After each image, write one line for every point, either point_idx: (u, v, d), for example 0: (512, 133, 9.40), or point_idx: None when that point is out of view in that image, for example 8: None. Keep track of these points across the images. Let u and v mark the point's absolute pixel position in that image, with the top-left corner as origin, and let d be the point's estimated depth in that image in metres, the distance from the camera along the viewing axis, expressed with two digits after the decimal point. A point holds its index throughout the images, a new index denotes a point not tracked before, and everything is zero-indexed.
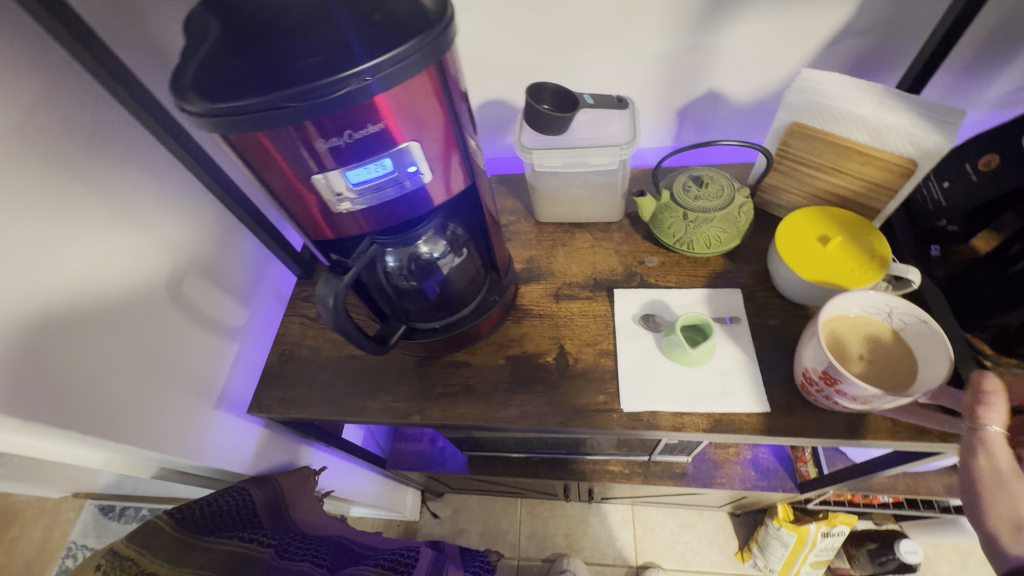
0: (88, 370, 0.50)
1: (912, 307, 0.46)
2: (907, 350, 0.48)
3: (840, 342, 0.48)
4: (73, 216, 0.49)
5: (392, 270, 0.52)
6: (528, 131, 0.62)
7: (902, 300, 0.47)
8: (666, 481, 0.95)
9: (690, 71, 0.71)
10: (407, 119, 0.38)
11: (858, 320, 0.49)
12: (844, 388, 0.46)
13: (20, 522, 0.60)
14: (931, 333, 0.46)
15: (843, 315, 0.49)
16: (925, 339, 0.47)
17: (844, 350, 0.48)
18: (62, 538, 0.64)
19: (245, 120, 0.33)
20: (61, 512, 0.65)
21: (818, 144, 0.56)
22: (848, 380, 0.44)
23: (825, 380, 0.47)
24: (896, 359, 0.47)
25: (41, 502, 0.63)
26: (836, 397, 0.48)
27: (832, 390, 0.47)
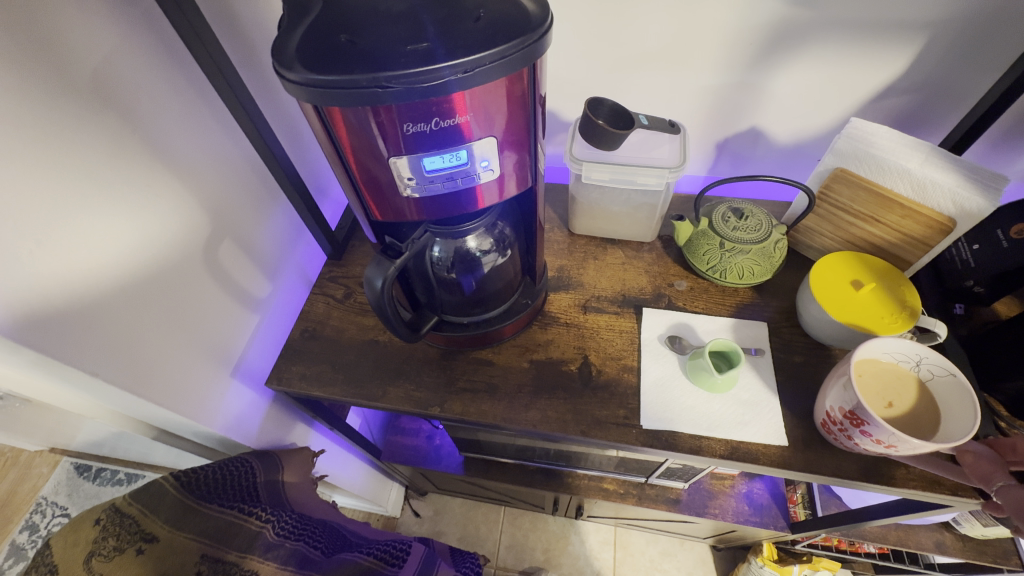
0: (126, 321, 0.48)
1: (941, 360, 0.49)
2: (932, 401, 0.50)
3: (870, 385, 0.50)
4: (134, 167, 0.48)
5: (437, 259, 0.53)
6: (579, 143, 0.63)
7: (931, 351, 0.49)
8: (659, 505, 0.95)
9: (737, 107, 0.72)
10: (492, 114, 0.39)
11: (887, 365, 0.51)
12: (869, 429, 0.47)
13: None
14: (958, 387, 0.48)
15: (874, 358, 0.52)
16: (952, 393, 0.49)
17: (873, 393, 0.50)
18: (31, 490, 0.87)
19: (344, 95, 0.35)
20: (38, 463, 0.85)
21: (860, 192, 0.58)
22: (875, 421, 0.46)
23: (851, 420, 0.48)
24: (921, 408, 0.49)
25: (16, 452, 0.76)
26: (858, 438, 0.49)
27: (856, 430, 0.48)
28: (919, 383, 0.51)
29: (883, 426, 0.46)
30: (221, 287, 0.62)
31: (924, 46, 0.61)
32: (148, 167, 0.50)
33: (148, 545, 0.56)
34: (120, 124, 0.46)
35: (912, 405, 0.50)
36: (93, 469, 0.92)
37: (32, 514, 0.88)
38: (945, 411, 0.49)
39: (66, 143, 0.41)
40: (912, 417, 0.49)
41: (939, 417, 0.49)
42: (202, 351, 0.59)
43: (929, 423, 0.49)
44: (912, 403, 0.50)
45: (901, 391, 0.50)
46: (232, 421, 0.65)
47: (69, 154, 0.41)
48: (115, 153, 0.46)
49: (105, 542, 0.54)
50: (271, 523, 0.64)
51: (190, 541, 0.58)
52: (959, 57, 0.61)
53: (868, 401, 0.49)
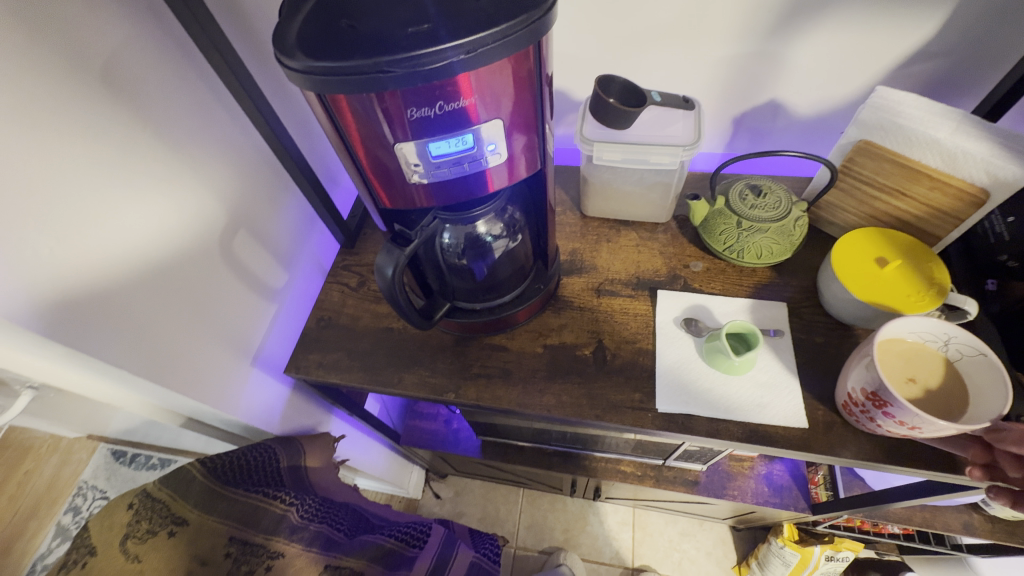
0: (145, 313, 0.49)
1: (973, 341, 0.47)
2: (959, 380, 0.48)
3: (894, 365, 0.48)
4: (146, 161, 0.48)
5: (447, 246, 0.52)
6: (590, 122, 0.62)
7: (961, 330, 0.47)
8: (677, 487, 0.95)
9: (755, 78, 0.70)
10: (499, 96, 0.38)
11: (912, 344, 0.50)
12: (893, 411, 0.46)
13: (32, 457, 0.76)
14: (989, 368, 0.46)
15: (899, 338, 0.50)
16: (983, 374, 0.47)
17: (898, 374, 0.48)
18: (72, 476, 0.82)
19: (344, 82, 0.34)
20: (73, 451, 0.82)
21: (886, 164, 0.56)
22: (899, 402, 0.45)
23: (873, 401, 0.47)
24: (948, 388, 0.48)
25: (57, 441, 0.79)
26: (881, 419, 0.48)
27: (879, 411, 0.47)
28: (947, 363, 0.49)
29: (906, 408, 0.44)
30: (237, 277, 0.63)
31: (957, 6, 0.57)
32: (161, 161, 0.50)
33: (179, 528, 0.58)
34: (130, 119, 0.46)
35: (938, 385, 0.48)
36: (131, 454, 0.90)
37: (74, 497, 0.84)
38: (974, 392, 0.47)
39: (78, 142, 0.41)
40: (939, 399, 0.47)
41: (967, 397, 0.47)
42: (222, 341, 0.60)
43: (957, 404, 0.47)
44: (939, 383, 0.48)
45: (927, 372, 0.49)
46: (254, 408, 0.67)
47: (82, 152, 0.42)
48: (127, 149, 0.46)
49: (139, 525, 0.57)
50: (295, 506, 0.65)
51: (219, 525, 0.60)
52: (996, 16, 0.57)
53: (893, 383, 0.48)
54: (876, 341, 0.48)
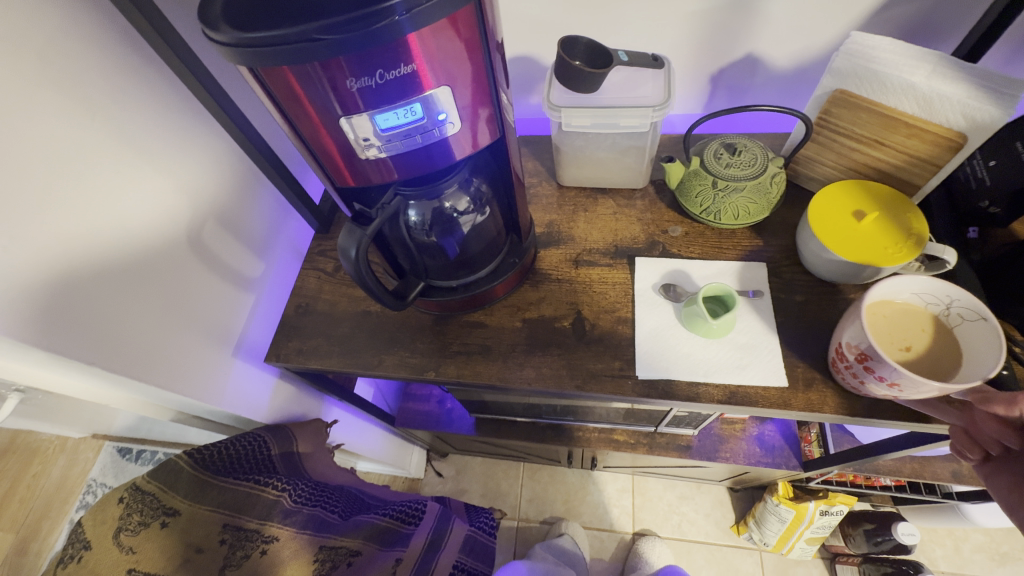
0: (114, 308, 0.48)
1: (973, 304, 0.46)
2: (954, 343, 0.47)
3: (886, 324, 0.48)
4: (101, 152, 0.46)
5: (414, 224, 0.51)
6: (557, 88, 0.59)
7: (964, 293, 0.46)
8: (670, 452, 0.96)
9: (730, 32, 0.67)
10: (447, 61, 0.37)
11: (910, 305, 0.49)
12: (875, 367, 0.46)
13: (40, 459, 0.85)
14: (987, 333, 0.45)
15: (897, 298, 0.49)
16: (980, 338, 0.46)
17: (888, 333, 0.48)
18: (80, 475, 0.89)
19: (276, 53, 0.33)
20: (78, 451, 0.89)
21: (862, 113, 0.54)
22: (883, 358, 0.44)
23: (859, 357, 0.47)
24: (941, 350, 0.47)
25: (60, 442, 0.87)
26: (865, 377, 0.48)
27: (863, 369, 0.47)
28: (944, 326, 0.48)
29: (888, 366, 0.44)
30: (210, 269, 0.61)
31: None
32: (116, 153, 0.48)
33: (171, 519, 0.59)
34: (78, 110, 0.44)
35: (930, 347, 0.47)
36: (135, 450, 0.92)
37: (85, 494, 0.90)
38: (967, 357, 0.46)
39: (26, 139, 0.40)
40: (929, 360, 0.47)
41: (959, 361, 0.47)
42: (199, 333, 0.60)
43: (948, 368, 0.46)
44: (931, 344, 0.47)
45: (921, 333, 0.48)
46: (239, 398, 0.67)
47: (31, 148, 0.40)
48: (79, 142, 0.44)
49: (131, 518, 0.57)
50: (287, 491, 0.66)
51: (211, 513, 0.60)
52: None
53: (882, 342, 0.48)
54: (868, 299, 0.48)
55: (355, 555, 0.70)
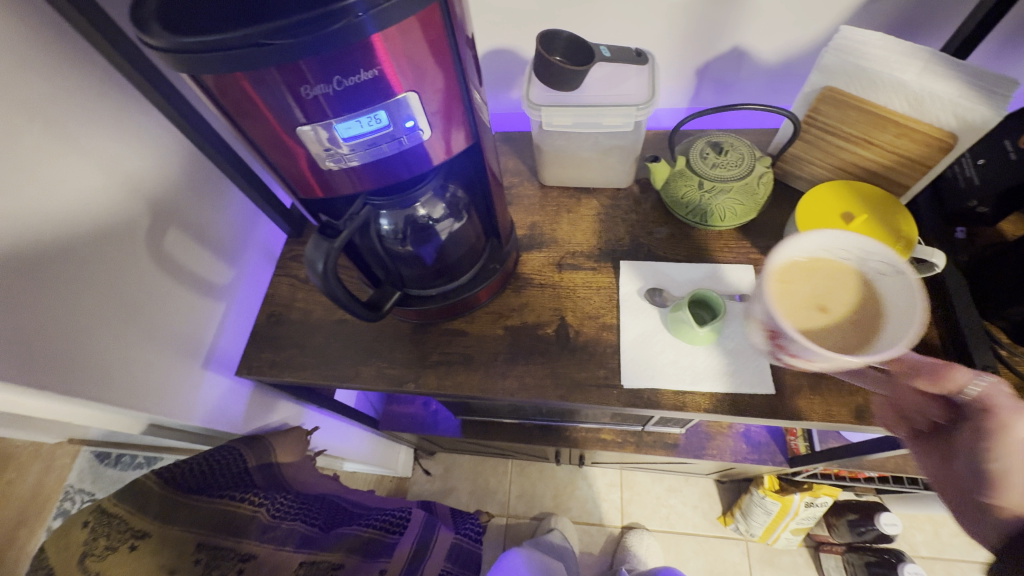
0: (60, 326, 0.44)
1: (885, 255, 0.44)
2: (871, 299, 0.45)
3: (803, 290, 0.45)
4: (37, 156, 0.42)
5: (386, 234, 0.49)
6: (536, 86, 0.56)
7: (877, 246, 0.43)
8: (658, 450, 0.96)
9: (716, 24, 0.64)
10: (413, 65, 0.34)
11: (825, 261, 0.46)
12: (789, 346, 0.43)
13: (14, 466, 0.63)
14: (901, 283, 0.43)
15: (807, 256, 0.46)
16: (895, 289, 0.44)
17: (803, 300, 0.45)
18: (57, 483, 0.67)
19: (220, 59, 0.30)
20: (56, 458, 0.66)
21: (851, 112, 0.52)
22: (794, 339, 0.42)
23: (772, 335, 0.44)
24: (861, 308, 0.45)
25: (35, 447, 0.65)
26: (784, 353, 0.45)
27: (778, 346, 0.45)
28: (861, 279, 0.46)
29: (807, 347, 0.42)
30: (171, 277, 0.57)
31: None
32: (58, 158, 0.44)
33: (141, 541, 0.55)
34: (14, 110, 0.40)
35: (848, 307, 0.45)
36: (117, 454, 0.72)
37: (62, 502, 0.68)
38: (885, 310, 0.44)
39: None
40: (850, 322, 0.44)
41: (881, 316, 0.44)
42: (161, 347, 0.56)
43: (869, 325, 0.44)
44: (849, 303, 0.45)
45: (837, 292, 0.45)
46: (210, 411, 0.64)
47: None
48: (17, 147, 0.40)
49: (96, 542, 0.53)
50: (265, 506, 0.65)
51: (184, 533, 0.57)
52: None
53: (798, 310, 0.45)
54: (776, 263, 0.45)
55: (338, 568, 0.69)
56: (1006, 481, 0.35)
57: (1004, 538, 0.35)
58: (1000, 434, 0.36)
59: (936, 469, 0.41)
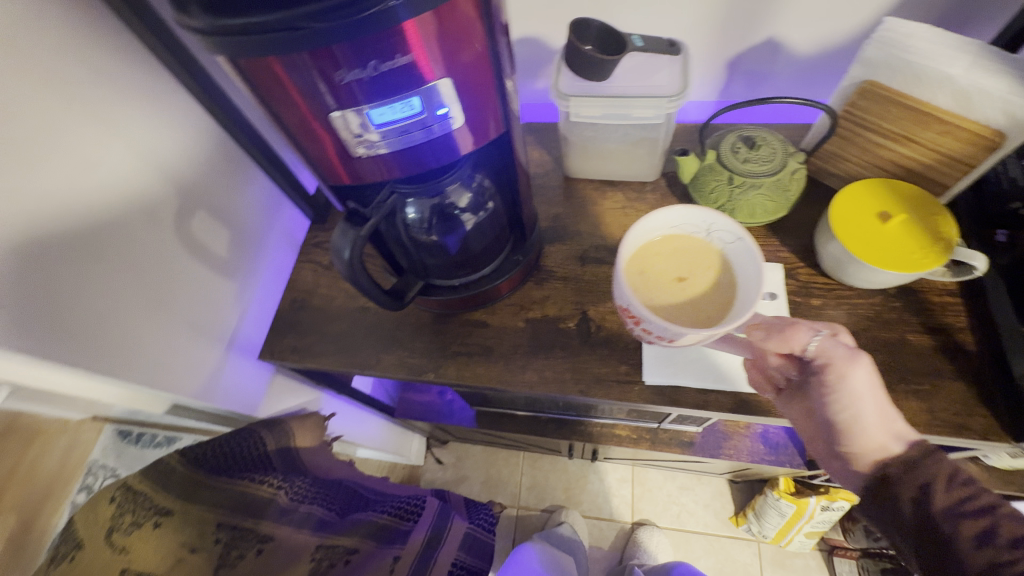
0: (91, 305, 0.45)
1: (729, 225, 0.47)
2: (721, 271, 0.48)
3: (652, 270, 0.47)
4: (74, 137, 0.43)
5: (412, 223, 0.48)
6: (565, 74, 0.55)
7: (720, 218, 0.47)
8: (672, 448, 0.95)
9: (751, 14, 0.62)
10: (447, 50, 0.34)
11: (680, 238, 0.49)
12: (647, 325, 0.44)
13: (43, 440, 0.57)
14: (745, 250, 0.46)
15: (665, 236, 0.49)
16: (743, 257, 0.47)
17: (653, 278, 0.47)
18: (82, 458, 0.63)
19: (256, 43, 0.30)
20: (82, 432, 0.63)
21: (892, 107, 0.50)
22: (649, 316, 0.43)
23: (631, 316, 0.45)
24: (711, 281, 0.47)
25: (63, 421, 0.60)
26: (645, 333, 0.46)
27: (639, 327, 0.46)
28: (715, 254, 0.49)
29: (656, 322, 0.43)
30: (198, 261, 0.58)
31: None
32: (94, 140, 0.44)
33: (164, 519, 0.57)
34: (45, 90, 0.40)
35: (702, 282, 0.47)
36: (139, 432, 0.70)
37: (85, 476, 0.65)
38: (739, 280, 0.47)
39: None
40: (700, 296, 0.47)
41: (736, 287, 0.47)
42: (185, 329, 0.57)
43: (725, 297, 0.47)
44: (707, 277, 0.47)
45: (692, 268, 0.48)
46: (232, 394, 0.65)
47: None
48: (48, 127, 0.40)
49: (123, 518, 0.54)
50: (284, 489, 0.66)
51: (205, 513, 0.59)
52: None
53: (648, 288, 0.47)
54: (632, 240, 0.47)
55: (354, 552, 0.69)
56: (858, 430, 0.44)
57: (871, 493, 0.44)
58: (846, 385, 0.44)
59: (801, 419, 0.49)
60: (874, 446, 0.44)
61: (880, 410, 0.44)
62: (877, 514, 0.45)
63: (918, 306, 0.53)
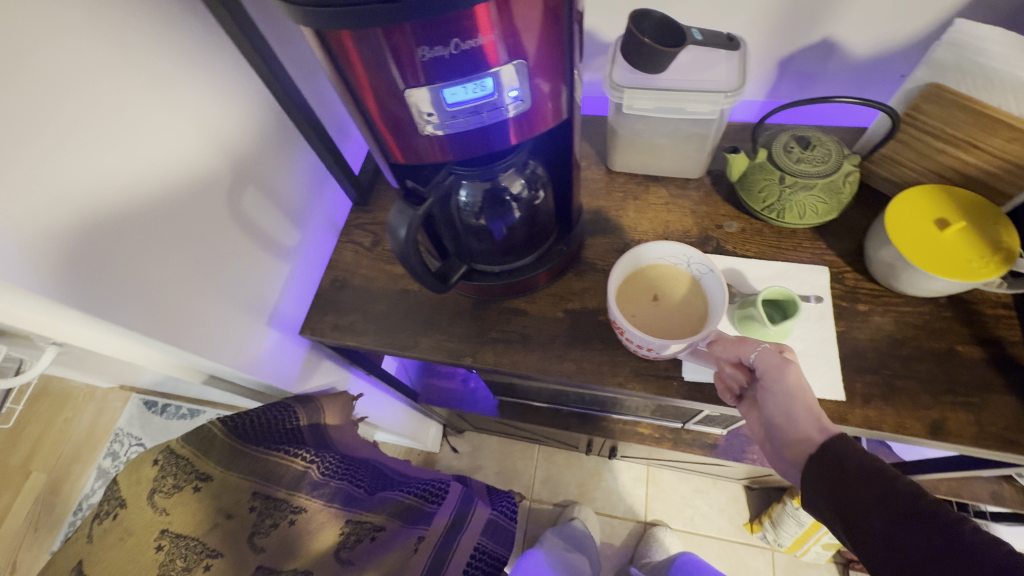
0: (154, 272, 0.47)
1: (704, 259, 0.52)
2: (698, 295, 0.53)
3: (635, 291, 0.53)
4: (146, 110, 0.44)
5: (463, 205, 0.49)
6: (620, 66, 0.55)
7: (696, 251, 0.52)
8: (695, 450, 0.95)
9: (810, 12, 0.61)
10: (526, 32, 0.34)
11: (662, 267, 0.54)
12: (629, 335, 0.50)
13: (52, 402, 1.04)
14: (716, 282, 0.51)
15: (651, 263, 0.54)
16: (715, 287, 0.52)
17: (635, 297, 0.53)
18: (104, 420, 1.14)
19: (347, 15, 0.30)
20: (102, 398, 1.13)
21: (958, 112, 0.49)
22: (630, 328, 0.49)
23: (617, 328, 0.52)
24: (686, 304, 0.53)
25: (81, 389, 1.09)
26: (629, 342, 0.53)
27: (623, 336, 0.52)
28: (692, 281, 0.54)
29: (634, 333, 0.49)
30: (249, 237, 0.59)
31: None
32: (164, 112, 0.46)
33: (203, 484, 0.60)
34: (122, 64, 0.42)
35: (677, 304, 0.53)
36: (160, 404, 1.18)
37: (114, 442, 1.15)
38: (710, 304, 0.52)
39: (68, 91, 0.37)
40: (677, 313, 0.52)
41: (707, 307, 0.52)
42: (234, 301, 0.58)
43: (695, 319, 0.52)
44: (682, 301, 0.53)
45: (669, 291, 0.53)
46: (272, 367, 0.66)
47: (74, 102, 0.38)
48: (125, 97, 0.42)
49: (165, 480, 0.59)
50: (316, 463, 0.65)
51: (241, 481, 0.61)
52: None
53: (629, 306, 0.53)
54: (622, 265, 0.53)
55: (379, 530, 0.70)
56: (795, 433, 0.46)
57: (811, 483, 0.44)
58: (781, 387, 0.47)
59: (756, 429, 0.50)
60: (801, 438, 0.45)
61: (812, 408, 0.46)
62: (814, 503, 0.44)
63: (970, 317, 0.52)
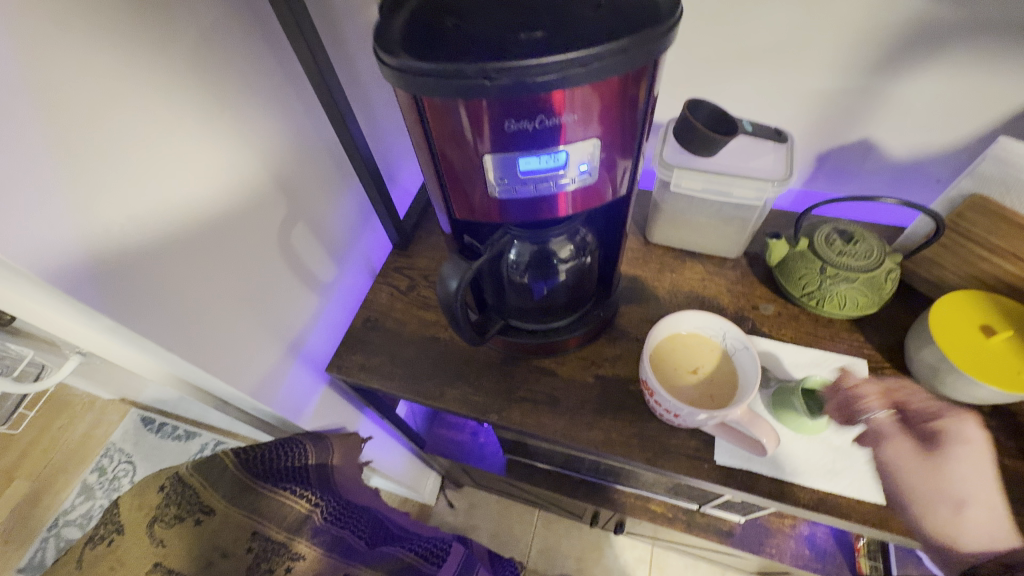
0: (199, 294, 0.48)
1: (741, 335, 0.52)
2: (731, 368, 0.52)
3: (673, 357, 0.53)
4: (220, 145, 0.47)
5: (511, 263, 0.50)
6: (670, 145, 0.59)
7: (734, 326, 0.52)
8: (709, 536, 0.90)
9: (851, 114, 0.65)
10: (604, 115, 0.36)
11: (697, 338, 0.54)
12: (659, 400, 0.50)
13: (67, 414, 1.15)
14: (751, 360, 0.51)
15: (686, 332, 0.54)
16: (747, 365, 0.51)
17: (674, 365, 0.52)
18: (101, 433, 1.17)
19: (444, 84, 0.33)
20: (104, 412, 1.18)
21: (1001, 224, 0.50)
22: (662, 393, 0.49)
23: (647, 389, 0.51)
24: (718, 378, 0.52)
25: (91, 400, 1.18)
26: (657, 406, 0.52)
27: (652, 400, 0.52)
28: (724, 356, 0.53)
29: (665, 396, 0.49)
30: (291, 269, 0.61)
31: None
32: (236, 149, 0.49)
33: (205, 517, 0.58)
34: (208, 104, 0.45)
35: (709, 377, 0.52)
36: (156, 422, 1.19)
37: (102, 458, 1.15)
38: (740, 379, 0.51)
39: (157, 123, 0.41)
40: (707, 383, 0.52)
41: (737, 382, 0.51)
42: (267, 330, 0.59)
43: (727, 394, 0.51)
44: (712, 374, 0.52)
45: (702, 362, 0.53)
46: (291, 401, 0.65)
47: (159, 129, 0.41)
48: (205, 132, 0.46)
49: (168, 509, 0.58)
50: (320, 507, 0.62)
51: (243, 518, 0.58)
52: None
53: (663, 370, 0.52)
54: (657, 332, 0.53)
55: None
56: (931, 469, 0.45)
57: None
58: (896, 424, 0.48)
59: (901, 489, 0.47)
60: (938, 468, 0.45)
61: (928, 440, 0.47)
62: None
63: (1016, 430, 0.51)
